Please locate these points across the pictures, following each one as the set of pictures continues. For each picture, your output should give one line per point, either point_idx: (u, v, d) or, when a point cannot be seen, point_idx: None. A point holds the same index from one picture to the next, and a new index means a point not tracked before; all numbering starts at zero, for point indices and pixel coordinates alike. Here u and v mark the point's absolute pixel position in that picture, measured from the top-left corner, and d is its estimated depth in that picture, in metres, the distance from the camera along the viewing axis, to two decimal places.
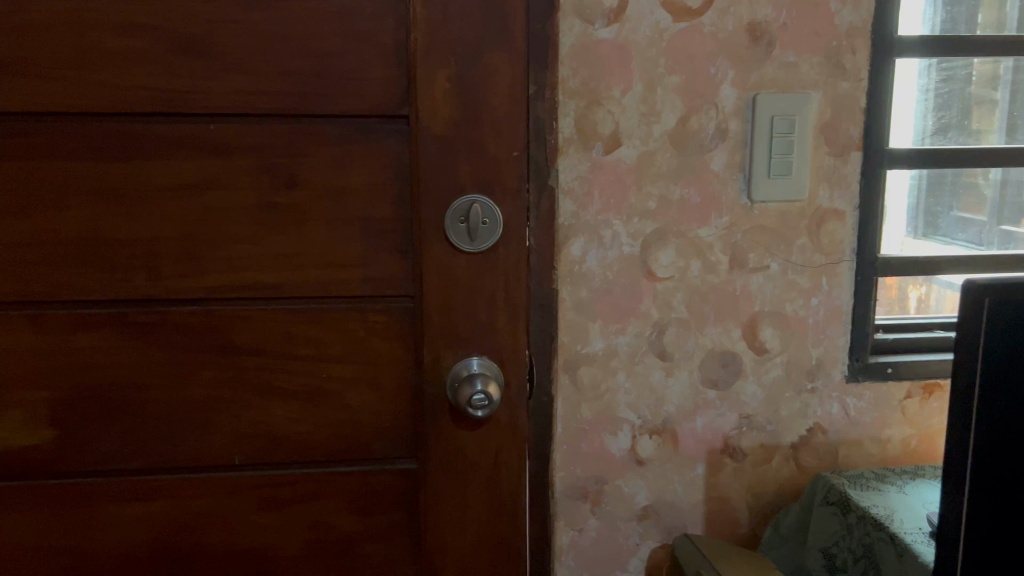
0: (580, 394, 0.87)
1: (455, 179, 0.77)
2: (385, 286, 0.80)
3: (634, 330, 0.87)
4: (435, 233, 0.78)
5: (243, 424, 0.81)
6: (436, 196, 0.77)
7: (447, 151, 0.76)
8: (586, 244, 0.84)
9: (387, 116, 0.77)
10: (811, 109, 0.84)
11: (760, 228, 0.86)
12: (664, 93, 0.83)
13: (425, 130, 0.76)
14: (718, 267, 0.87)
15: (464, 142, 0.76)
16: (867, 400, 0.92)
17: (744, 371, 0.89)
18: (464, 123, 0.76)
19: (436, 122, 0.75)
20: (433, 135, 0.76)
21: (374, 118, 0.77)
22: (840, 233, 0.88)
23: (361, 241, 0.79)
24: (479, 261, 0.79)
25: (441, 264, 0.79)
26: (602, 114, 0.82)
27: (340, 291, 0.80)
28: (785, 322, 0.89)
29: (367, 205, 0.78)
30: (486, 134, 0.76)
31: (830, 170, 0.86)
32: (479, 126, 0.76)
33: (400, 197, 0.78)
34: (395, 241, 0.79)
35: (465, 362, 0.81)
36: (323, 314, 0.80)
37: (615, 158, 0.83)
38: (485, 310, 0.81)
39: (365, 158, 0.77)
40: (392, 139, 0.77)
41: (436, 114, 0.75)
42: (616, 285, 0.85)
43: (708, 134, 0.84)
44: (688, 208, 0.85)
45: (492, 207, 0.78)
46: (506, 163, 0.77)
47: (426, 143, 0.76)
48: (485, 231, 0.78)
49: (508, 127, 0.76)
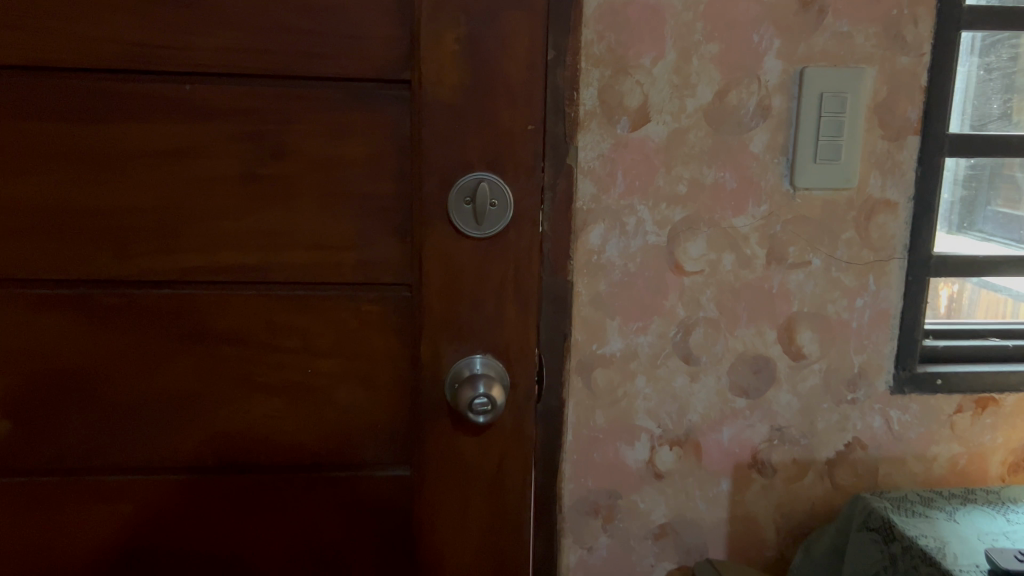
0: (595, 398, 0.78)
1: (462, 154, 0.68)
2: (381, 272, 0.71)
3: (657, 329, 0.77)
4: (437, 214, 0.69)
5: (219, 421, 0.73)
6: (440, 172, 0.68)
7: (454, 122, 0.67)
8: (607, 231, 0.75)
9: (388, 79, 0.67)
10: (866, 86, 0.75)
11: (802, 219, 0.77)
12: (700, 64, 0.73)
13: (429, 97, 0.66)
14: (753, 262, 0.77)
15: (473, 111, 0.67)
16: (913, 414, 0.82)
17: (778, 379, 0.80)
18: (474, 90, 0.66)
19: (442, 87, 0.66)
20: (438, 102, 0.66)
21: (373, 82, 0.67)
22: (892, 226, 0.78)
23: (355, 221, 0.70)
24: (486, 248, 0.70)
25: (443, 250, 0.70)
26: (630, 85, 0.73)
27: (330, 276, 0.71)
28: (825, 325, 0.79)
29: (363, 181, 0.69)
30: (499, 103, 0.67)
31: (884, 157, 0.77)
32: (491, 94, 0.67)
33: (400, 173, 0.69)
34: (394, 222, 0.70)
35: (467, 361, 0.72)
36: (311, 303, 0.71)
37: (643, 136, 0.74)
38: (491, 303, 0.71)
39: (361, 127, 0.68)
40: (392, 107, 0.68)
41: (443, 79, 0.66)
42: (639, 279, 0.76)
43: (747, 111, 0.74)
44: (723, 194, 0.76)
45: (502, 187, 0.69)
46: (520, 137, 0.68)
47: (430, 112, 0.67)
48: (493, 215, 0.69)
49: (523, 96, 0.67)
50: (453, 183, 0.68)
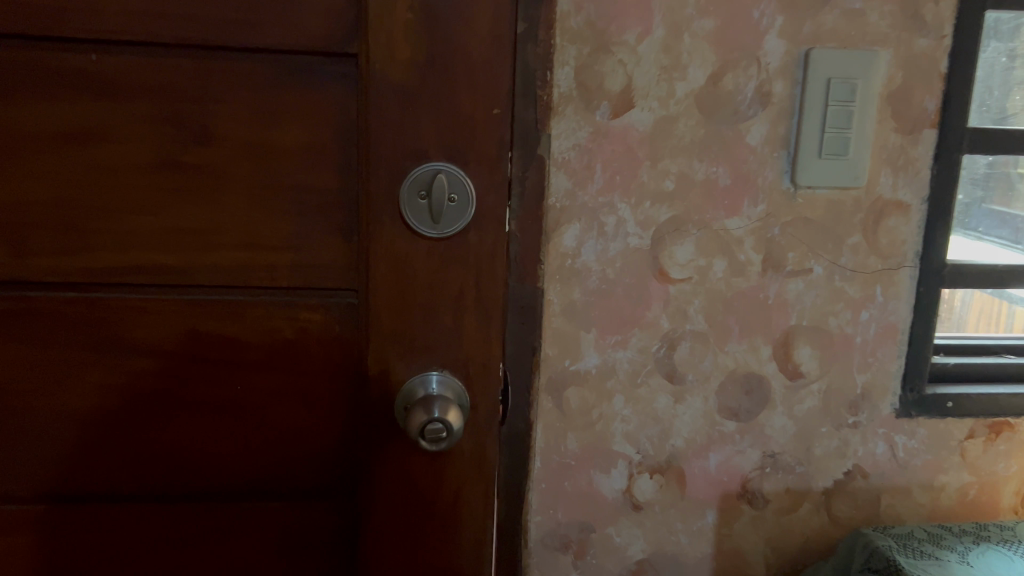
0: (566, 421, 0.69)
1: (416, 141, 0.58)
2: (322, 277, 0.61)
3: (638, 343, 0.68)
4: (387, 212, 0.59)
5: (134, 446, 0.62)
6: (389, 163, 0.58)
7: (406, 104, 0.57)
8: (583, 232, 0.66)
9: (329, 52, 0.57)
10: (880, 71, 0.66)
11: (803, 222, 0.68)
12: (692, 42, 0.64)
13: (378, 73, 0.56)
14: (747, 269, 0.68)
15: (430, 92, 0.57)
16: (920, 439, 0.74)
17: (772, 401, 0.71)
18: (430, 66, 0.57)
19: (392, 62, 0.56)
20: (389, 80, 0.57)
21: (311, 54, 0.57)
22: (903, 231, 0.70)
23: (291, 216, 0.60)
24: (443, 251, 0.61)
25: (393, 254, 0.60)
26: (612, 65, 0.64)
27: (263, 280, 0.61)
28: (826, 341, 0.71)
29: (301, 171, 0.59)
30: (459, 82, 0.57)
31: (896, 152, 0.68)
32: (450, 71, 0.57)
33: (345, 162, 0.60)
34: (337, 218, 0.61)
35: (422, 380, 0.62)
36: (239, 311, 0.61)
37: (625, 124, 0.65)
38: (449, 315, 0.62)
39: (298, 107, 0.58)
40: (335, 84, 0.58)
41: (393, 52, 0.56)
42: (618, 287, 0.67)
43: (744, 97, 0.65)
44: (715, 192, 0.67)
45: (463, 179, 0.59)
46: (485, 122, 0.58)
47: (379, 91, 0.57)
48: (453, 212, 0.59)
49: (487, 75, 0.57)
50: (406, 176, 0.59)
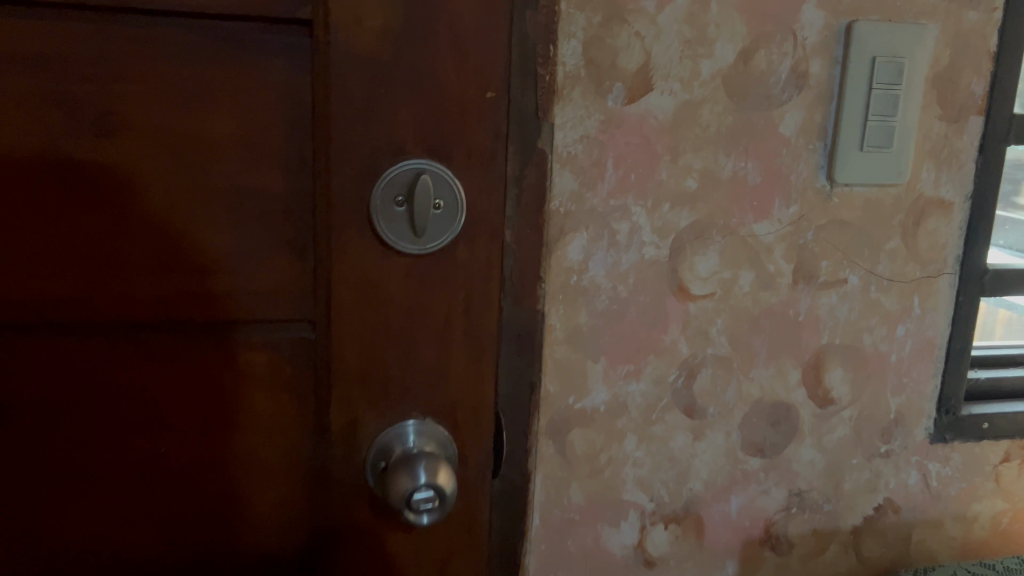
0: (569, 469, 0.57)
1: (388, 131, 0.48)
2: (268, 303, 0.51)
3: (653, 373, 0.57)
4: (355, 220, 0.49)
5: (29, 515, 0.50)
6: (356, 157, 0.48)
7: (376, 85, 0.47)
8: (591, 243, 0.54)
9: (275, 21, 0.47)
10: (927, 49, 0.56)
11: (838, 225, 0.59)
12: (720, 11, 0.53)
13: (341, 44, 0.46)
14: (777, 281, 0.58)
15: (405, 70, 0.48)
16: (954, 466, 0.66)
17: (800, 432, 0.62)
18: (407, 37, 0.47)
19: (361, 32, 0.46)
20: (354, 53, 0.47)
21: (253, 23, 0.47)
22: (943, 233, 0.61)
23: (229, 228, 0.49)
24: (425, 268, 0.51)
25: (360, 273, 0.50)
26: (627, 39, 0.52)
27: (192, 307, 0.49)
28: (859, 361, 0.62)
29: (241, 171, 0.48)
30: (442, 58, 0.48)
31: (940, 143, 0.59)
32: (430, 44, 0.48)
33: (297, 160, 0.49)
34: (285, 230, 0.50)
35: (398, 434, 0.52)
36: (163, 349, 0.49)
37: (642, 110, 0.53)
38: (431, 345, 0.52)
39: (237, 90, 0.47)
40: (283, 61, 0.47)
41: (361, 18, 0.46)
42: (631, 307, 0.56)
43: (778, 78, 0.55)
44: (742, 192, 0.56)
45: (450, 182, 0.50)
46: (472, 109, 0.49)
47: (342, 67, 0.47)
48: (439, 221, 0.50)
49: (476, 51, 0.48)
50: (380, 178, 0.49)
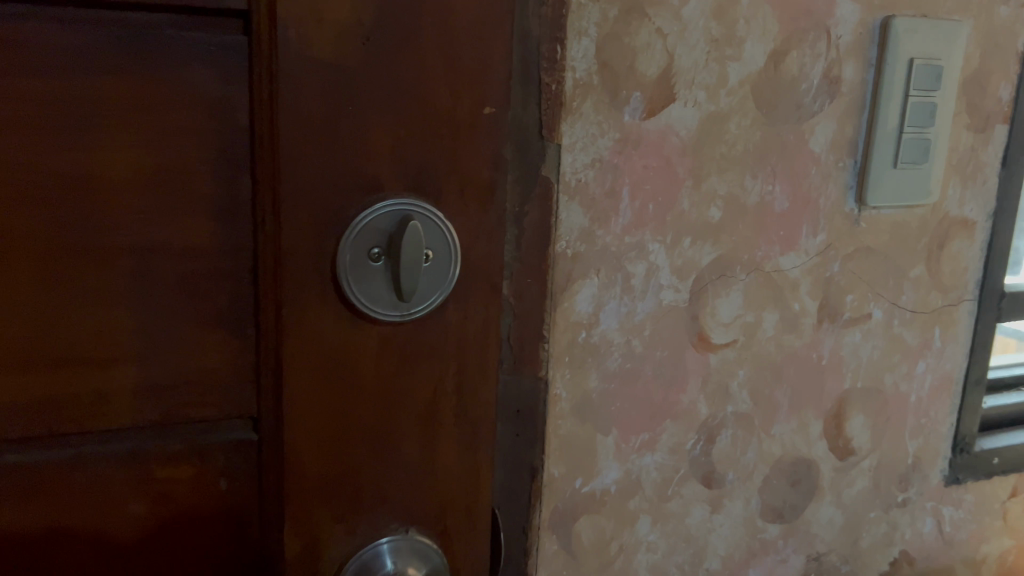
0: (576, 565, 0.47)
1: (362, 164, 0.34)
2: (193, 400, 0.36)
3: (669, 440, 0.48)
4: (314, 287, 0.34)
5: None
6: (316, 203, 0.33)
7: (344, 100, 0.33)
8: (603, 290, 0.44)
9: (193, 10, 0.32)
10: (961, 49, 0.49)
11: (865, 253, 0.51)
12: (751, 4, 0.43)
13: (293, 44, 0.32)
14: (801, 322, 0.50)
15: (384, 77, 0.33)
16: (966, 508, 0.60)
17: (820, 490, 0.54)
18: (386, 32, 0.33)
19: (319, 27, 0.32)
20: (313, 57, 0.32)
21: (161, 13, 0.31)
22: (965, 256, 0.54)
23: (134, 305, 0.33)
24: (407, 339, 0.37)
25: (320, 356, 0.35)
26: (647, 37, 0.41)
27: (82, 418, 0.34)
28: (880, 405, 0.54)
29: (150, 224, 0.33)
30: (433, 61, 0.34)
31: (966, 157, 0.52)
32: (417, 42, 0.33)
33: (231, 206, 0.34)
34: (217, 302, 0.35)
35: (374, 556, 0.38)
36: (40, 481, 0.34)
37: (662, 126, 0.43)
38: (414, 441, 0.38)
39: (140, 110, 0.32)
40: (206, 68, 0.32)
41: (320, 7, 0.32)
42: (647, 365, 0.46)
43: (810, 85, 0.46)
44: (768, 220, 0.47)
45: (441, 225, 0.36)
46: (473, 128, 0.35)
47: (294, 77, 0.32)
48: (428, 276, 0.36)
49: (479, 48, 0.35)
50: (348, 226, 0.34)
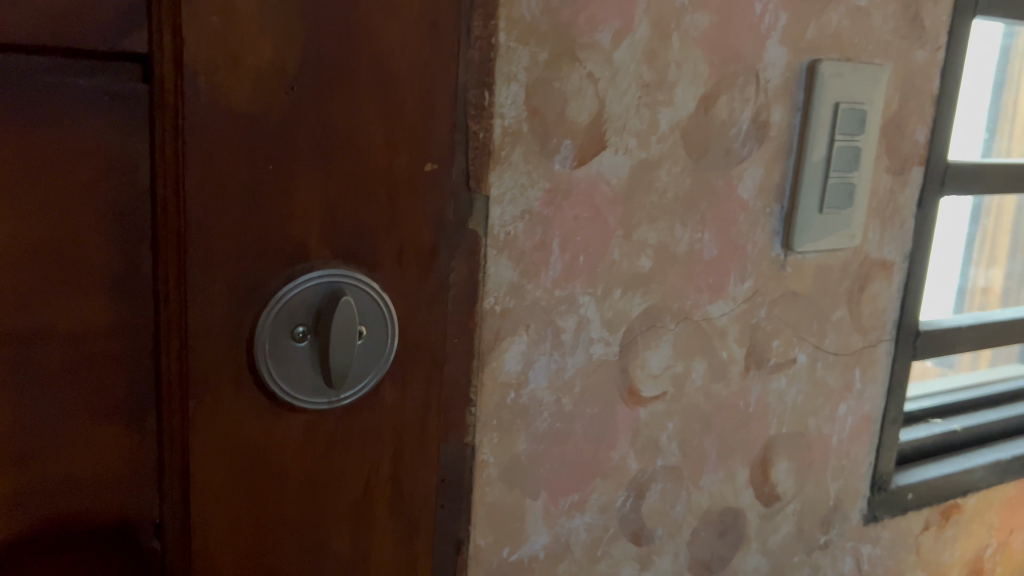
0: None
1: (287, 227, 0.29)
2: (87, 496, 0.31)
3: (599, 499, 0.45)
4: (229, 368, 0.30)
5: None
6: (231, 274, 0.29)
7: (266, 157, 0.28)
8: (532, 347, 0.41)
9: (85, 54, 0.27)
10: (883, 93, 0.49)
11: (790, 297, 0.50)
12: (682, 47, 0.41)
13: (204, 94, 0.27)
14: (730, 371, 0.48)
15: (314, 131, 0.29)
16: (883, 545, 0.60)
17: (746, 538, 0.52)
18: (316, 81, 0.29)
19: (238, 77, 0.27)
20: (229, 109, 0.27)
21: (45, 58, 0.27)
22: (884, 297, 0.54)
23: (16, 387, 0.29)
24: (336, 426, 0.32)
25: (234, 453, 0.30)
26: (578, 82, 0.39)
27: None
28: (804, 449, 0.53)
29: (37, 295, 0.29)
30: (367, 113, 0.30)
31: (885, 199, 0.52)
32: (350, 89, 0.30)
33: (129, 276, 0.30)
34: (114, 380, 0.31)
35: None
36: None
37: (593, 174, 0.41)
38: (346, 537, 0.34)
39: (24, 172, 0.28)
40: (102, 118, 0.28)
41: (238, 51, 0.27)
42: (577, 423, 0.44)
43: (740, 129, 0.44)
44: (697, 269, 0.45)
45: (373, 297, 0.32)
46: (410, 183, 0.32)
47: (207, 134, 0.27)
48: (362, 354, 0.32)
49: (421, 98, 0.31)
50: (267, 303, 0.30)
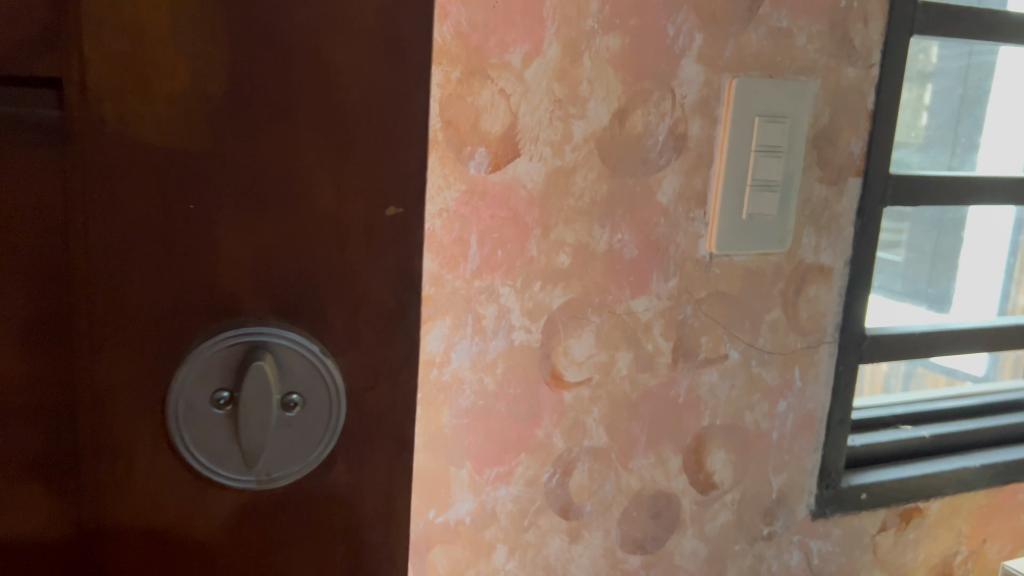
0: None
1: (204, 275, 0.23)
2: None
3: (525, 474, 0.50)
4: (141, 440, 0.24)
5: None
6: (129, 331, 0.23)
7: (180, 195, 0.23)
8: (453, 331, 0.47)
9: None
10: (809, 108, 0.52)
11: (718, 297, 0.53)
12: (593, 66, 0.46)
13: (98, 124, 0.22)
14: (656, 363, 0.53)
15: (242, 165, 0.23)
16: (835, 541, 0.62)
17: (681, 523, 0.56)
18: (245, 101, 0.22)
19: (138, 98, 0.22)
20: (130, 140, 0.22)
21: None
22: (824, 301, 0.57)
23: None
24: (269, 519, 0.25)
25: (132, 542, 0.24)
26: (490, 97, 0.44)
27: None
28: (741, 442, 0.57)
29: None
30: (311, 142, 0.23)
31: (819, 207, 0.55)
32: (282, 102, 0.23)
33: (33, 333, 0.24)
34: (6, 457, 0.24)
35: None
36: None
37: (508, 179, 0.46)
38: None
39: None
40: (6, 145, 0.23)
41: (134, 58, 0.22)
42: (499, 402, 0.49)
43: (656, 141, 0.49)
44: (618, 266, 0.50)
45: (318, 359, 0.25)
46: (372, 231, 0.25)
47: (104, 171, 0.22)
48: (300, 432, 0.25)
49: (387, 122, 0.24)
50: (178, 361, 0.23)
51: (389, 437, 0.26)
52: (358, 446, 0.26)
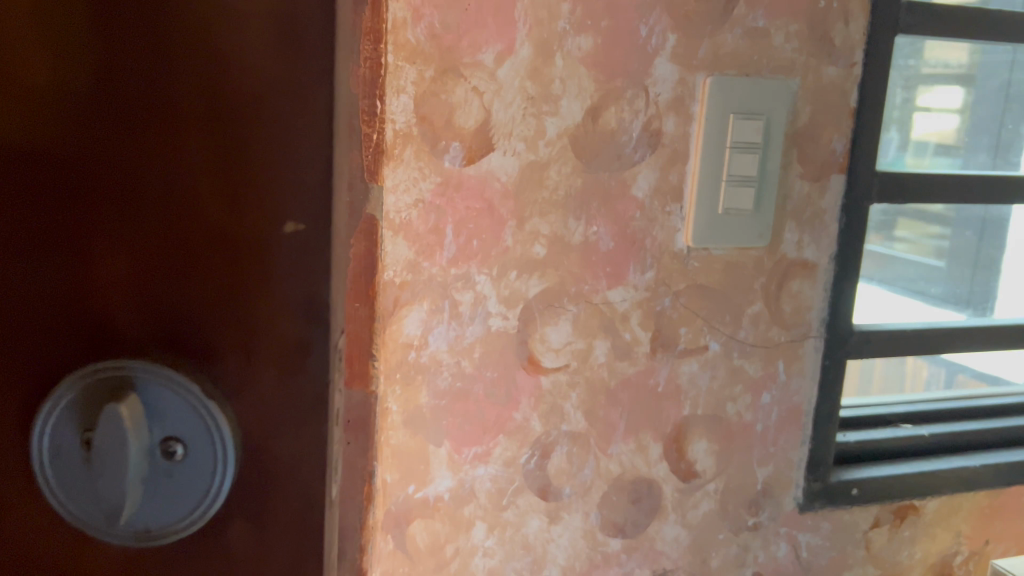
0: (410, 565, 0.52)
1: (107, 284, 0.29)
2: None
3: (503, 455, 0.53)
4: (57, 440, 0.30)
5: None
6: (39, 341, 0.29)
7: (84, 218, 0.28)
8: (430, 316, 0.49)
9: None
10: (787, 105, 0.54)
11: (697, 289, 0.55)
12: (565, 66, 0.49)
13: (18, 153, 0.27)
14: (634, 351, 0.54)
15: (136, 191, 0.28)
16: (824, 535, 0.63)
17: (662, 509, 0.58)
18: (134, 138, 0.28)
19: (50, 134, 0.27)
20: (41, 164, 0.28)
21: None
22: (808, 295, 0.58)
23: None
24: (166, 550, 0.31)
25: (19, 550, 0.31)
26: (463, 94, 0.47)
27: None
28: (724, 432, 0.58)
29: None
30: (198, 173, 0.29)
31: (801, 203, 0.56)
32: (177, 140, 0.28)
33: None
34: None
35: None
36: None
37: (483, 171, 0.48)
38: None
39: None
40: None
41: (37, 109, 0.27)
42: (476, 384, 0.51)
43: (630, 136, 0.51)
44: (594, 257, 0.52)
45: (188, 415, 0.30)
46: (263, 253, 0.30)
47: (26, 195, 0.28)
48: (179, 478, 0.31)
49: (271, 152, 0.29)
50: (51, 397, 0.29)
51: (279, 489, 0.32)
52: (248, 492, 0.32)
